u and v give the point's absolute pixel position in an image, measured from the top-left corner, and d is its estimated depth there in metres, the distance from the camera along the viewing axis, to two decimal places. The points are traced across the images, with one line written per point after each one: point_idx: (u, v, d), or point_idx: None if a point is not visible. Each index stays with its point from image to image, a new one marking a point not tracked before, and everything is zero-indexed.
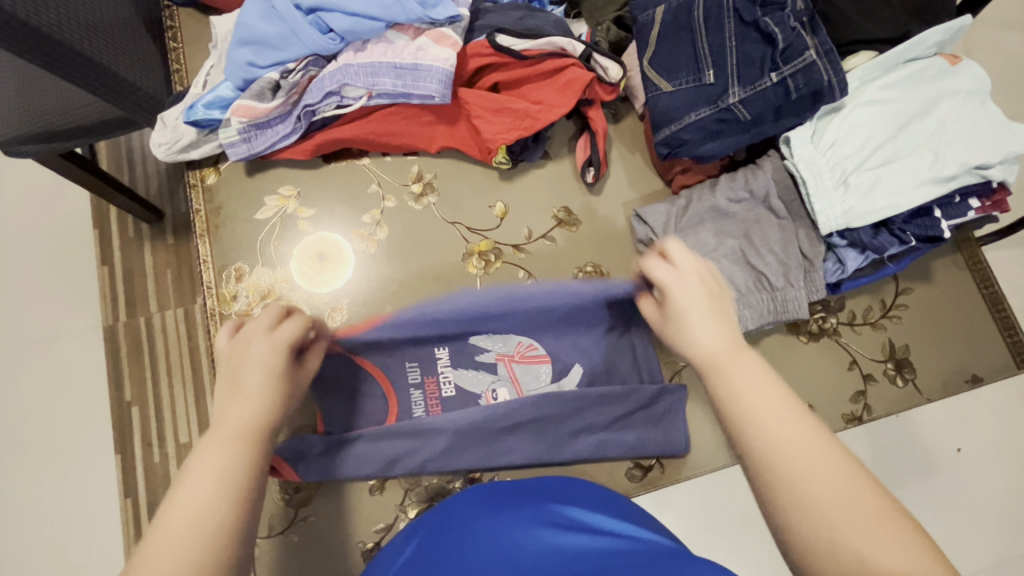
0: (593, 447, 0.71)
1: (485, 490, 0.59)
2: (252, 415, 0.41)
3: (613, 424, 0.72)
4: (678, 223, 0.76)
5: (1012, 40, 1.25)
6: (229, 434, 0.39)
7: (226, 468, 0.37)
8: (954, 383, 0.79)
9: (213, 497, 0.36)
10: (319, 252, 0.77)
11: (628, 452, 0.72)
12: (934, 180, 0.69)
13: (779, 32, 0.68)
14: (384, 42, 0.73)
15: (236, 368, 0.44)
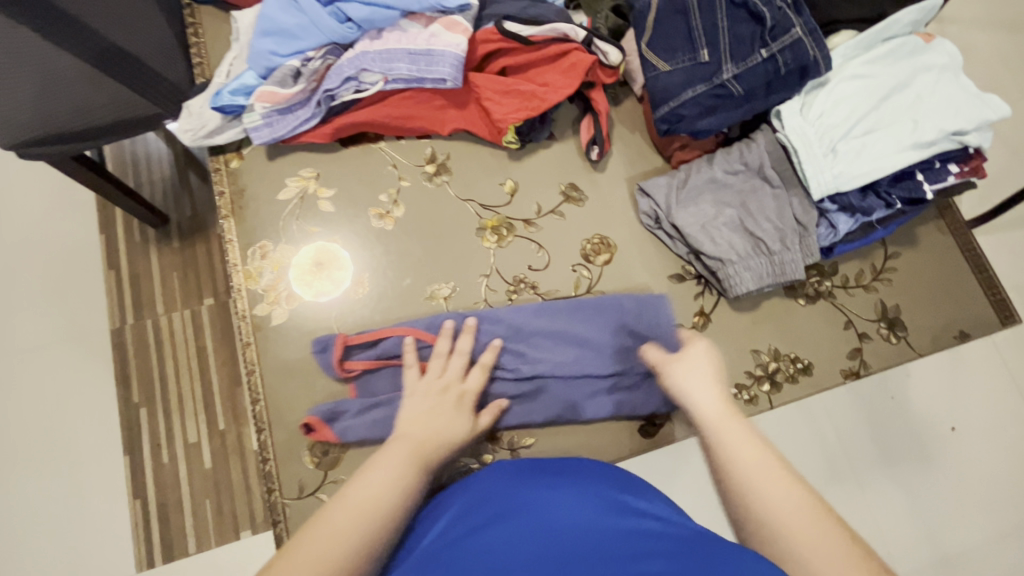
0: (613, 406, 0.74)
1: (514, 465, 0.60)
2: (430, 435, 0.60)
3: (631, 383, 0.75)
4: (681, 194, 0.81)
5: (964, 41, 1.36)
6: (413, 446, 0.57)
7: (403, 469, 0.53)
8: (943, 339, 0.83)
9: (390, 486, 0.51)
10: (319, 262, 0.79)
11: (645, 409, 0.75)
12: (915, 145, 0.74)
13: (767, 11, 0.74)
14: (398, 30, 0.78)
15: (430, 398, 0.65)
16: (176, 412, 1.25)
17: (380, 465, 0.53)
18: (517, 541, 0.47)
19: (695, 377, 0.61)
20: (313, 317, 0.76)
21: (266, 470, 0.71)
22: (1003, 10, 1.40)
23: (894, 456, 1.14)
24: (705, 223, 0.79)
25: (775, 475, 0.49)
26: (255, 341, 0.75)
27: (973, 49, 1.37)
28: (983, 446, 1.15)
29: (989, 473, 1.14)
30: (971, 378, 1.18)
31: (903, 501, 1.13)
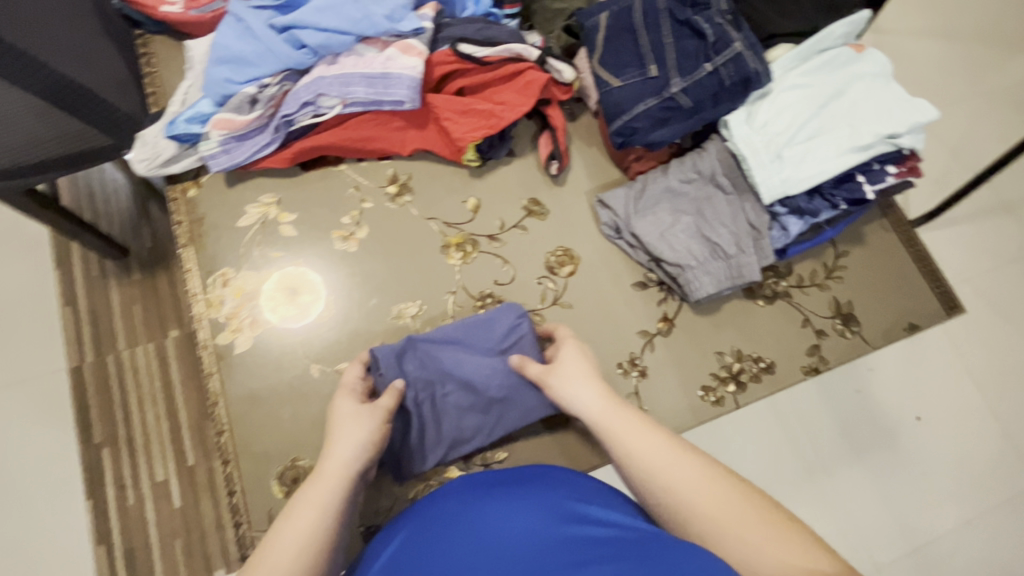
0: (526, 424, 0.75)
1: (466, 482, 0.60)
2: (342, 464, 0.60)
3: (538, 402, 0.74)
4: (639, 203, 0.83)
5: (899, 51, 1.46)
6: (331, 478, 0.58)
7: (310, 527, 0.53)
8: (894, 332, 0.87)
9: (305, 545, 0.52)
10: (289, 287, 0.78)
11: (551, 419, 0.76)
12: (853, 149, 0.78)
13: (709, 28, 0.77)
14: (354, 55, 0.79)
15: (342, 430, 0.63)
16: (140, 452, 1.21)
17: (303, 509, 0.55)
18: (466, 559, 0.47)
19: (579, 383, 0.67)
20: (277, 344, 0.75)
21: (233, 503, 0.69)
22: (934, 21, 1.49)
23: (863, 448, 1.18)
24: (662, 233, 0.81)
25: (688, 470, 0.55)
26: (218, 371, 0.74)
27: (908, 58, 1.46)
28: (947, 431, 1.20)
29: (953, 458, 1.18)
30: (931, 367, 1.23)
31: (876, 492, 1.16)
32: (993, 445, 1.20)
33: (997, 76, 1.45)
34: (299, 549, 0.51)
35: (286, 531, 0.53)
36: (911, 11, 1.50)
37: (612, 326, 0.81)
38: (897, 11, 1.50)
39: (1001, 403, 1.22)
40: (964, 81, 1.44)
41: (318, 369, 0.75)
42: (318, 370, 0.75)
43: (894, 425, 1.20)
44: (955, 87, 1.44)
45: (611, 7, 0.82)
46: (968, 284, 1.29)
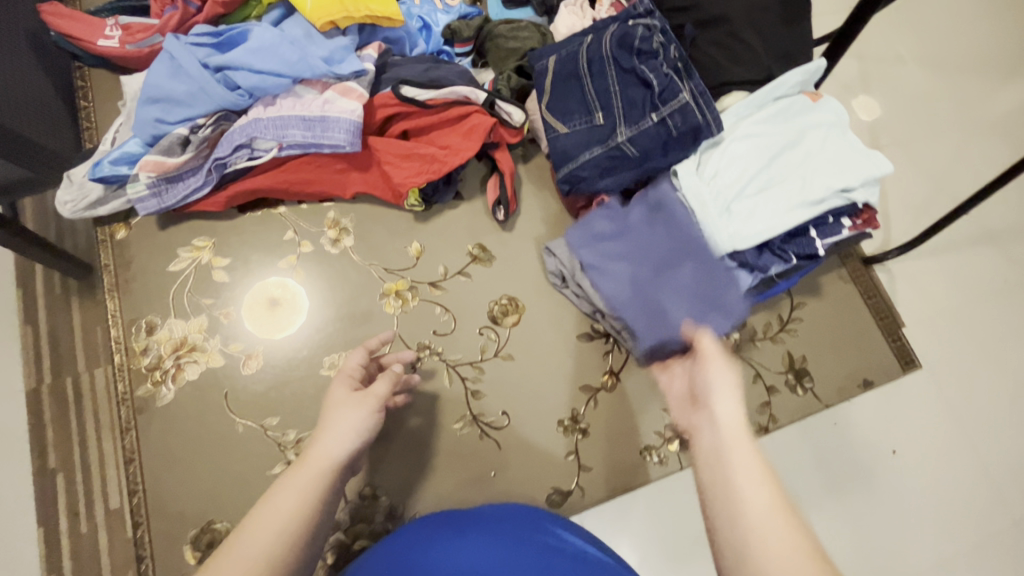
0: (648, 329, 0.76)
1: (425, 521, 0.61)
2: (337, 451, 0.51)
3: (654, 318, 0.76)
4: (599, 254, 0.79)
5: (891, 71, 1.40)
6: (319, 468, 0.49)
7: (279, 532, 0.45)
8: (848, 389, 0.84)
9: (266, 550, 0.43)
10: (271, 297, 0.78)
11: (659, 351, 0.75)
12: (804, 204, 0.76)
13: (654, 78, 0.75)
14: (292, 96, 0.77)
15: (330, 408, 0.55)
16: None
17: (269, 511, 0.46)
18: None
19: (730, 385, 0.51)
20: (204, 394, 0.72)
21: (143, 568, 0.66)
22: (923, 44, 1.43)
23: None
24: (618, 291, 0.77)
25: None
26: (135, 427, 0.71)
27: (897, 82, 1.39)
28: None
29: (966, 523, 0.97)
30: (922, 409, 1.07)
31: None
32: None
33: (989, 103, 1.38)
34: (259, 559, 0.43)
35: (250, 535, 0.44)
36: (899, 35, 1.44)
37: (552, 380, 0.79)
38: (884, 33, 1.44)
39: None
40: (953, 109, 1.37)
41: (242, 425, 0.72)
42: (242, 425, 0.72)
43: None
44: (943, 113, 1.37)
45: (560, 52, 0.80)
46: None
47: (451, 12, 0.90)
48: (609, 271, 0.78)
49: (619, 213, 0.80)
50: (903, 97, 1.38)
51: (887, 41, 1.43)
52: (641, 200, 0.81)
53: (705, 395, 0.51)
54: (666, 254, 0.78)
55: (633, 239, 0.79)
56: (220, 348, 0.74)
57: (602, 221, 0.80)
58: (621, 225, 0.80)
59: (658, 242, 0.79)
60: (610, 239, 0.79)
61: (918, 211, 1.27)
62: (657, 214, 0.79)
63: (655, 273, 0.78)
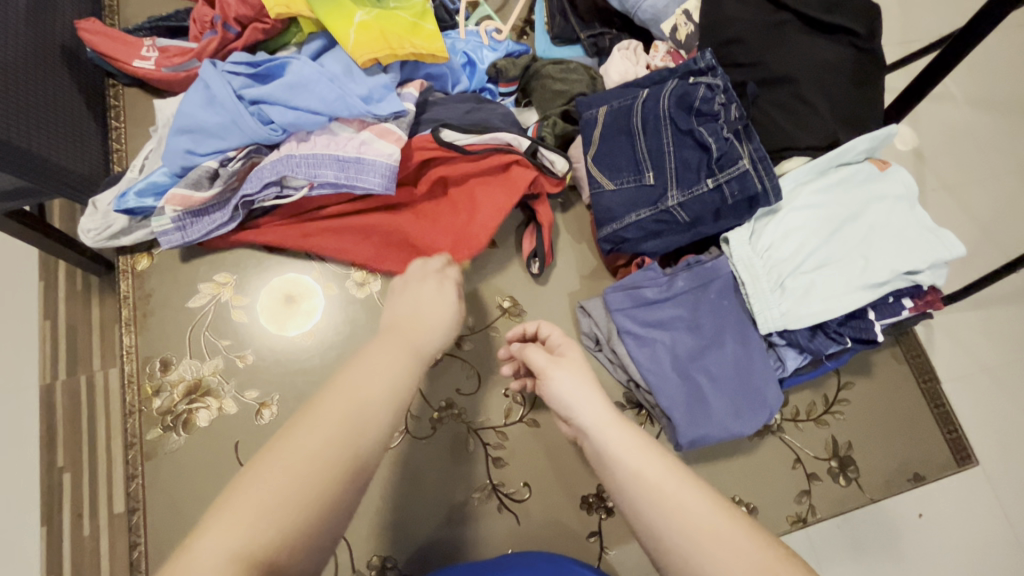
0: (681, 409, 0.70)
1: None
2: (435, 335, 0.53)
3: (690, 399, 0.71)
4: (640, 321, 0.74)
5: (958, 117, 1.31)
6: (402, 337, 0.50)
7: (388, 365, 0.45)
8: (896, 482, 0.78)
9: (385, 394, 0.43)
10: (289, 294, 0.76)
11: (693, 436, 0.70)
12: (866, 285, 0.70)
13: (713, 142, 0.69)
14: (327, 134, 0.73)
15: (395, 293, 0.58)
16: (102, 480, 1.16)
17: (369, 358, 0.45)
18: None
19: (579, 380, 0.52)
20: (216, 440, 0.69)
21: None
22: (994, 90, 1.33)
23: (861, 552, 0.95)
24: (656, 364, 0.72)
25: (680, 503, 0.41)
26: (143, 472, 0.68)
27: (959, 131, 1.30)
28: (962, 550, 0.98)
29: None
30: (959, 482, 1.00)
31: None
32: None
33: None
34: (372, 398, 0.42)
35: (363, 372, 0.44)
36: (966, 79, 1.34)
37: (578, 450, 0.74)
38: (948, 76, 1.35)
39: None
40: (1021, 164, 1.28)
41: None
42: None
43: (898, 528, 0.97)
44: (1012, 167, 1.28)
45: (611, 103, 0.75)
46: (1016, 400, 1.07)
47: (498, 49, 0.86)
48: (646, 340, 0.73)
49: (665, 279, 0.75)
50: (969, 146, 1.29)
51: (957, 83, 1.34)
52: (687, 266, 0.76)
53: (565, 410, 0.51)
54: (709, 330, 0.73)
55: (675, 308, 0.74)
56: (234, 394, 0.71)
57: (646, 283, 0.75)
58: (667, 291, 0.75)
59: (701, 316, 0.74)
60: (650, 305, 0.75)
61: (974, 272, 1.18)
62: (705, 284, 0.75)
63: (696, 350, 0.73)
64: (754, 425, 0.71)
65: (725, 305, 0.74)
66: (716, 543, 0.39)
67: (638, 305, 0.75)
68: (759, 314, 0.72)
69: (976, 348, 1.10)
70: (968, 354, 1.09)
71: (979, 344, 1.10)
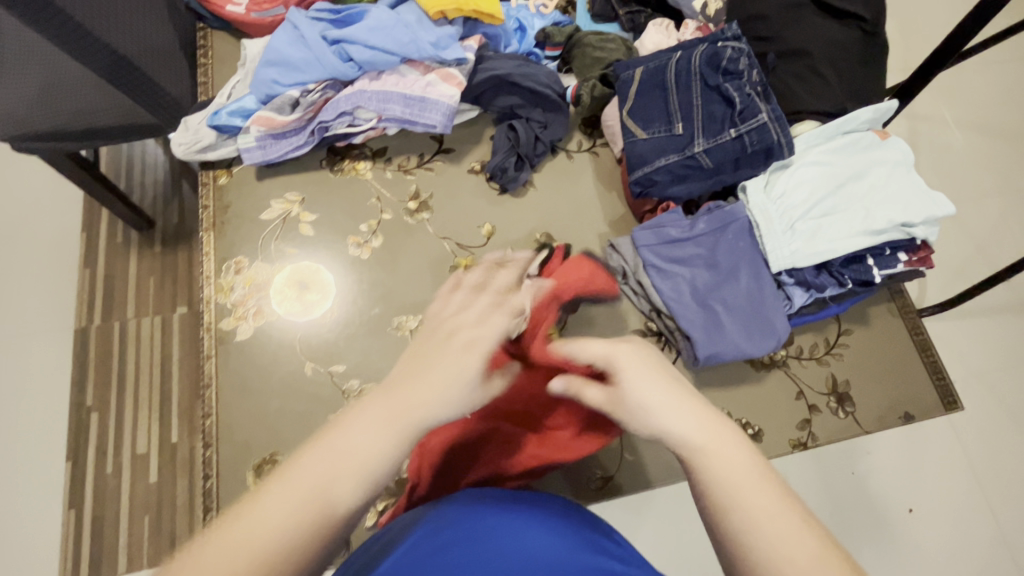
0: (702, 332, 0.79)
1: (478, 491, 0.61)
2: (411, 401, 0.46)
3: (709, 323, 0.79)
4: (663, 256, 0.83)
5: (947, 130, 1.43)
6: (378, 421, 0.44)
7: (351, 450, 0.42)
8: (889, 419, 0.86)
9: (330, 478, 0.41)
10: (300, 283, 0.80)
11: (711, 354, 0.78)
12: (866, 232, 0.79)
13: (737, 97, 0.79)
14: (396, 74, 0.84)
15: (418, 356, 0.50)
16: (127, 422, 1.22)
17: (336, 446, 0.42)
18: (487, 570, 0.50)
19: (652, 371, 0.47)
20: (278, 336, 0.77)
21: (207, 487, 0.71)
22: (979, 110, 1.45)
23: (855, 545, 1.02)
24: (677, 294, 0.81)
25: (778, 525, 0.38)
26: (216, 355, 0.76)
27: (948, 141, 1.41)
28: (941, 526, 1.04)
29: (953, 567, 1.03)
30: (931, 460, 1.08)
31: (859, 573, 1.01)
32: (994, 559, 1.04)
33: None
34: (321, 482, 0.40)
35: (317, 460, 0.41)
36: (956, 96, 1.46)
37: None
38: (940, 92, 1.46)
39: (1012, 511, 1.07)
40: (1004, 176, 1.39)
41: (311, 368, 0.76)
42: (311, 370, 0.76)
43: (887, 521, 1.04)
44: (996, 178, 1.38)
45: (647, 64, 0.86)
46: (991, 387, 1.16)
47: (545, 19, 0.97)
48: (668, 273, 0.82)
49: (687, 222, 0.84)
50: (957, 156, 1.40)
51: (947, 101, 1.46)
52: (708, 212, 0.85)
53: (635, 412, 0.46)
54: (728, 267, 0.82)
55: (695, 248, 0.83)
56: (298, 299, 0.80)
57: (670, 225, 0.84)
58: (688, 233, 0.84)
59: (719, 254, 0.82)
60: (673, 244, 0.83)
61: (954, 269, 1.29)
62: (723, 227, 0.83)
63: (717, 285, 0.81)
64: (767, 350, 0.79)
65: (741, 243, 0.82)
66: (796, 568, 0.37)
67: (662, 243, 0.83)
68: (772, 253, 0.80)
69: (954, 336, 1.19)
70: (945, 343, 1.18)
71: (959, 333, 1.19)
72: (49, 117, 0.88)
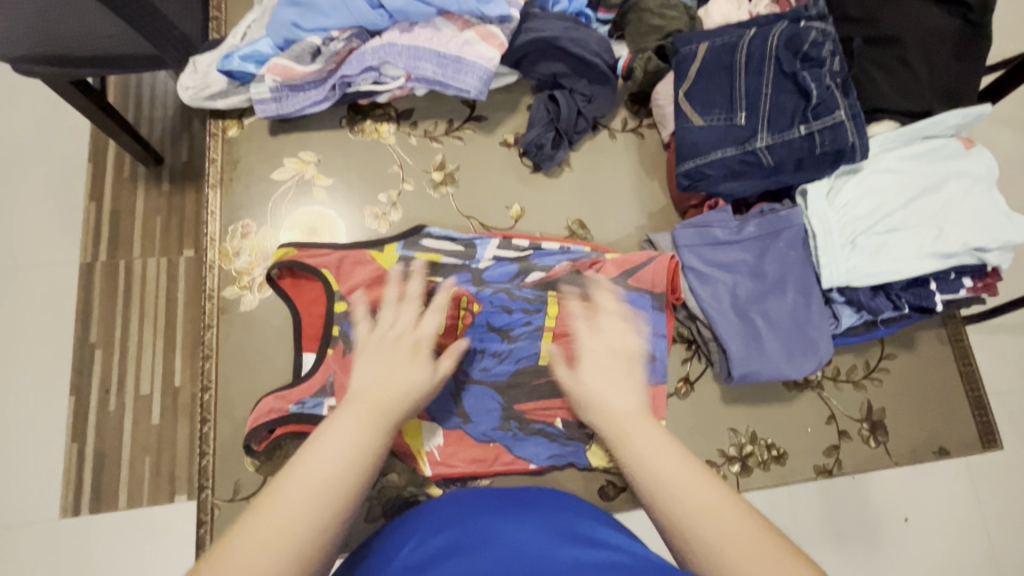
0: (740, 347, 0.72)
1: (484, 492, 0.53)
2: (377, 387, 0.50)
3: (747, 336, 0.73)
4: (704, 258, 0.76)
5: None
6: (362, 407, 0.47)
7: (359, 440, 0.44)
8: (922, 452, 0.81)
9: (343, 471, 0.42)
10: (311, 226, 0.75)
11: (745, 372, 0.72)
12: (934, 254, 0.72)
13: (815, 88, 0.70)
14: (431, 28, 0.75)
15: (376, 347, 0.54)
16: (130, 362, 1.18)
17: (339, 426, 0.45)
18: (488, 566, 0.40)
19: (604, 370, 0.57)
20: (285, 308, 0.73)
21: (202, 464, 0.68)
22: None
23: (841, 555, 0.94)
24: (716, 300, 0.74)
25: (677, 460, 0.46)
26: (217, 324, 0.71)
27: None
28: (943, 544, 0.97)
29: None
30: (947, 480, 0.99)
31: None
32: None
33: None
34: (329, 477, 0.41)
35: (320, 444, 0.43)
36: None
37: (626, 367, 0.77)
38: None
39: None
40: None
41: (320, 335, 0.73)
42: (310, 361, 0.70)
43: (880, 527, 0.96)
44: None
45: (713, 40, 0.76)
46: None
47: None
48: (708, 279, 0.75)
49: (734, 224, 0.76)
50: None
51: None
52: (760, 214, 0.77)
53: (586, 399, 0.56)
54: (775, 278, 0.75)
55: (741, 254, 0.76)
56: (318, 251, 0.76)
57: (715, 227, 0.76)
58: (733, 236, 0.76)
59: (766, 263, 0.75)
60: (716, 246, 0.76)
61: None
62: (775, 231, 0.75)
63: (760, 296, 0.74)
64: (807, 372, 0.73)
65: (793, 253, 0.75)
66: (705, 513, 0.42)
67: (703, 247, 0.76)
68: (827, 268, 0.73)
69: None
70: None
71: None
72: (44, 45, 0.79)
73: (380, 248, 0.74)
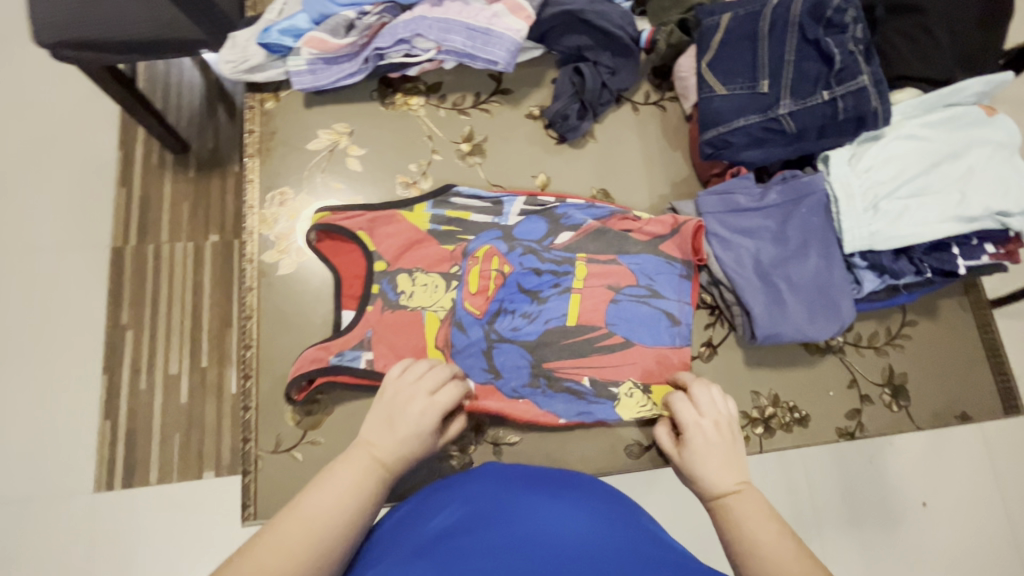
0: (763, 309, 0.74)
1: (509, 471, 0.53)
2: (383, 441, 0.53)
3: (770, 299, 0.74)
4: (727, 224, 0.77)
5: None
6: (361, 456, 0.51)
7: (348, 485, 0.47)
8: (943, 417, 0.82)
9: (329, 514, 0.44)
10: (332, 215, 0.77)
11: (767, 334, 0.74)
12: (957, 218, 0.73)
13: (837, 53, 0.71)
14: (461, 3, 0.78)
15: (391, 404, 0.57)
16: (160, 341, 1.22)
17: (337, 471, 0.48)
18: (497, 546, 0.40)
19: (717, 449, 0.57)
20: (322, 272, 0.76)
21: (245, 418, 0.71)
22: None
23: (859, 527, 0.96)
24: (739, 265, 0.75)
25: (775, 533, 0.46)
26: (257, 287, 0.74)
27: None
28: (963, 518, 0.97)
29: (970, 564, 0.96)
30: (966, 456, 0.99)
31: (861, 559, 0.95)
32: None
33: None
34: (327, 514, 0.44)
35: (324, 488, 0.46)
36: None
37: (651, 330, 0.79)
38: None
39: None
40: None
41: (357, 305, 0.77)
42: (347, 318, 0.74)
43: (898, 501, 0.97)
44: None
45: (736, 10, 0.77)
46: None
47: None
48: (731, 244, 0.77)
49: (756, 191, 0.78)
50: None
51: None
52: (783, 181, 0.78)
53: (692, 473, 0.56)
54: (798, 243, 0.76)
55: (763, 219, 0.77)
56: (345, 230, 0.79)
57: (738, 194, 0.78)
58: (755, 203, 0.77)
59: (789, 228, 0.76)
60: (739, 213, 0.78)
61: None
62: (798, 197, 0.77)
63: (783, 260, 0.76)
64: (830, 335, 0.74)
65: (816, 217, 0.76)
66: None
67: (726, 213, 0.78)
68: (848, 232, 0.75)
69: None
70: None
71: None
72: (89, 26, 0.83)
73: (411, 207, 0.77)
